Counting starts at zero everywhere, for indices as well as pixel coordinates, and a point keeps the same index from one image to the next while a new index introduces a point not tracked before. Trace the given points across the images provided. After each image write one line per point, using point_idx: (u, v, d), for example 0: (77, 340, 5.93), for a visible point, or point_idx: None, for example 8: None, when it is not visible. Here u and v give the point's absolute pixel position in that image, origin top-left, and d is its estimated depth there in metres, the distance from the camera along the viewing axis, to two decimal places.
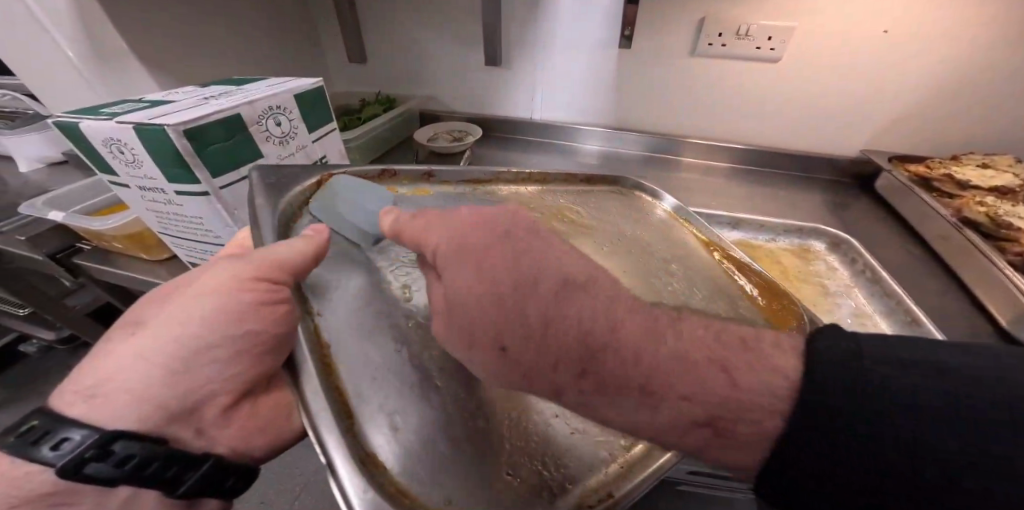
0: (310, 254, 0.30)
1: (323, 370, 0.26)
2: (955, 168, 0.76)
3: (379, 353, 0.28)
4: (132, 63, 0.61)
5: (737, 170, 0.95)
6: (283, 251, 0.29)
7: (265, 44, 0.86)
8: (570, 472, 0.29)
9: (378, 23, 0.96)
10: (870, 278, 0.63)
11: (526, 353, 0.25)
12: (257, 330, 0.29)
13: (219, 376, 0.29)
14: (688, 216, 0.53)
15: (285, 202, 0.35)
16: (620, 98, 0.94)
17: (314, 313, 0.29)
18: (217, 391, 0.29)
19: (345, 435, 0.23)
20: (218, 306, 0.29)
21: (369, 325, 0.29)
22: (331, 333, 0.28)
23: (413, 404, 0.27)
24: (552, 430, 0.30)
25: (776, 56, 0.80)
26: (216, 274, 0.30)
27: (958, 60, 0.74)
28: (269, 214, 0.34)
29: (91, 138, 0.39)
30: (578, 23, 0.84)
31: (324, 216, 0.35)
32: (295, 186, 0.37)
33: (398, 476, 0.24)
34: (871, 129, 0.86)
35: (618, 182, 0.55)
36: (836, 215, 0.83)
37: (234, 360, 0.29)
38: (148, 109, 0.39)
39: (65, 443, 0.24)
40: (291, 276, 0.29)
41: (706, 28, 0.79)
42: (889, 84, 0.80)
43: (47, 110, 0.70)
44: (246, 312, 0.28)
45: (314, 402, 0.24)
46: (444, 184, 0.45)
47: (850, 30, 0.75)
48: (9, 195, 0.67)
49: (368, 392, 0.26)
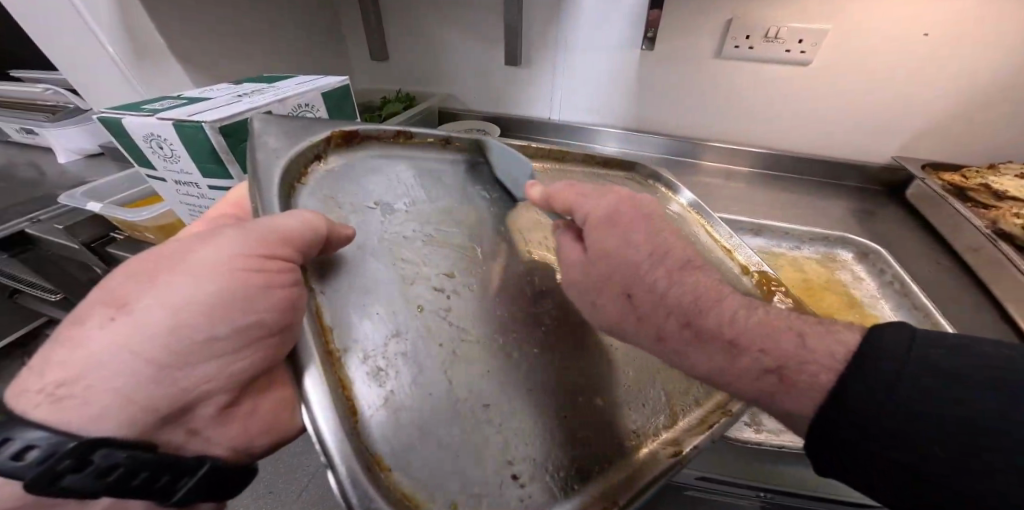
0: (326, 225, 0.28)
1: (327, 360, 0.25)
2: (993, 178, 0.73)
3: (385, 341, 0.27)
4: (168, 59, 0.63)
5: (757, 174, 0.94)
6: (296, 225, 0.27)
7: (290, 43, 0.88)
8: (574, 476, 0.29)
9: (402, 22, 0.97)
10: (898, 290, 0.61)
11: (648, 304, 0.29)
12: (261, 319, 0.28)
13: (219, 374, 0.29)
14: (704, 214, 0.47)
15: (291, 158, 0.32)
16: (641, 99, 0.93)
17: (314, 290, 0.28)
18: (217, 390, 0.29)
19: (349, 435, 0.22)
20: (221, 289, 0.27)
21: (375, 309, 0.28)
22: (335, 319, 0.27)
23: (416, 400, 0.26)
24: (561, 431, 0.29)
25: (806, 59, 0.78)
26: (214, 252, 0.28)
27: (1003, 65, 0.71)
28: (274, 174, 0.31)
29: (132, 134, 0.41)
30: (601, 24, 0.84)
31: (337, 184, 0.34)
32: (302, 142, 0.34)
33: (403, 480, 0.24)
34: (904, 136, 0.84)
35: (633, 167, 0.50)
36: (861, 224, 0.81)
37: (233, 355, 0.29)
38: (186, 107, 0.40)
39: (31, 452, 0.22)
40: (302, 254, 0.27)
41: (733, 30, 0.77)
42: (925, 89, 0.77)
43: (85, 104, 0.73)
44: (253, 297, 0.28)
45: (315, 402, 0.22)
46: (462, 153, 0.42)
47: (885, 33, 0.72)
48: (48, 186, 0.71)
49: (374, 387, 0.25)
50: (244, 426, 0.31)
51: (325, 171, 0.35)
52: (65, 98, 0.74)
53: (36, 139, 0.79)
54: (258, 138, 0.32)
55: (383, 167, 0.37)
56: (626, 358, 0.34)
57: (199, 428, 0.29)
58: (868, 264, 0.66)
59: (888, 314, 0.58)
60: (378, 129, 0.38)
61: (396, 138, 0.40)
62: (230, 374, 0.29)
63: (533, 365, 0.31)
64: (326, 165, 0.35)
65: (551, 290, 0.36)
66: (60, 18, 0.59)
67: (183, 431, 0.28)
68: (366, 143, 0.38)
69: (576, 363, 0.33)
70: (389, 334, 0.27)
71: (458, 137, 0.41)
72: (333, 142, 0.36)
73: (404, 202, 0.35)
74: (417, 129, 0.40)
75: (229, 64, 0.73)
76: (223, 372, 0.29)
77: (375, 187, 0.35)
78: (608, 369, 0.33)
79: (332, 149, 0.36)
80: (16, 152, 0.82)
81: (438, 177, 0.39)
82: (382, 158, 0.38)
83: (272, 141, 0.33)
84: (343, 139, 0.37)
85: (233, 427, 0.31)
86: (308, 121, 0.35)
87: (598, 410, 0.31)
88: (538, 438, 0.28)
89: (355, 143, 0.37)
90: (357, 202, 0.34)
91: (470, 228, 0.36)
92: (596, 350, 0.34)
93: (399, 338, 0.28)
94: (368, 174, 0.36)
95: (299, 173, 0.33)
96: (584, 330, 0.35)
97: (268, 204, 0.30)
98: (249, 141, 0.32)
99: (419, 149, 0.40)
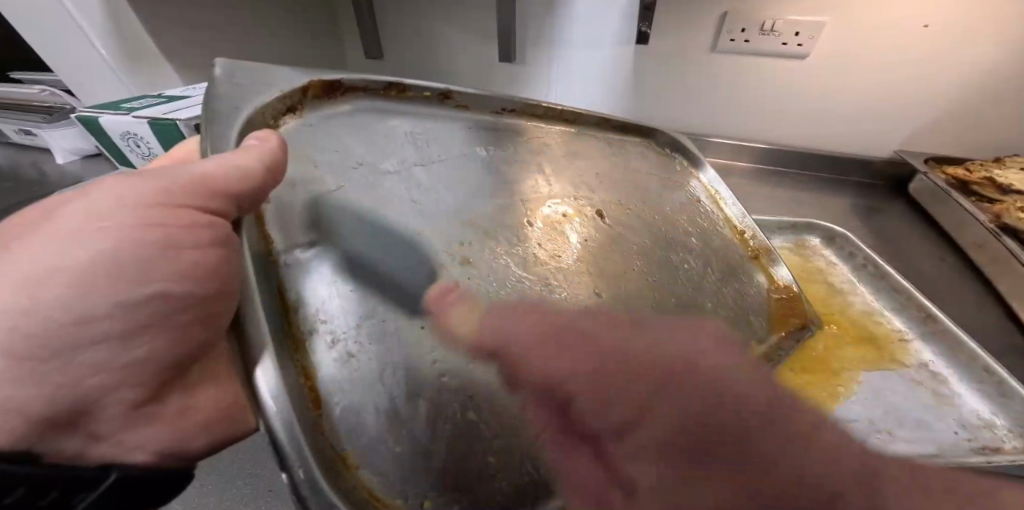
0: (266, 168, 0.25)
1: (289, 345, 0.22)
2: (997, 171, 0.70)
3: (356, 324, 0.26)
4: (156, 62, 0.63)
5: (760, 170, 0.92)
6: (214, 168, 0.24)
7: (285, 43, 0.88)
8: (554, 474, 0.28)
9: (396, 22, 0.97)
10: (873, 273, 0.62)
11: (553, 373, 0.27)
12: (167, 290, 0.24)
13: (107, 364, 0.23)
14: (720, 192, 0.53)
15: (258, 107, 0.29)
16: (638, 97, 0.92)
17: (277, 263, 0.25)
18: (114, 387, 0.24)
19: (309, 430, 0.21)
20: (113, 250, 0.23)
21: (349, 288, 0.26)
22: (300, 296, 0.25)
23: (387, 390, 0.25)
24: (544, 425, 0.28)
25: (803, 52, 0.76)
26: (110, 206, 0.24)
27: (1007, 58, 0.69)
28: (238, 118, 0.27)
29: (112, 132, 0.44)
30: (594, 20, 0.83)
31: (311, 137, 0.31)
32: (273, 89, 0.30)
33: (372, 479, 0.23)
34: (908, 128, 0.81)
35: (654, 134, 0.53)
36: (866, 220, 0.79)
37: (127, 340, 0.23)
38: (163, 105, 0.43)
39: None
40: (235, 203, 0.25)
41: (727, 24, 0.76)
42: (927, 81, 0.75)
43: (80, 105, 0.74)
44: (157, 259, 0.23)
45: (268, 393, 0.20)
46: (461, 109, 0.42)
47: (881, 27, 0.71)
48: (47, 186, 0.71)
49: (342, 374, 0.24)
50: (174, 424, 0.26)
51: (299, 124, 0.31)
52: (63, 98, 0.75)
53: (35, 139, 0.80)
54: (223, 83, 0.28)
55: (373, 126, 0.35)
56: None
57: (102, 433, 0.24)
58: (836, 246, 0.67)
59: (869, 302, 0.59)
60: (366, 80, 0.36)
61: (387, 90, 0.38)
62: (125, 363, 0.24)
63: None
64: (301, 118, 0.32)
65: (540, 249, 0.36)
66: (42, 13, 0.58)
67: (84, 434, 0.24)
68: (350, 95, 0.36)
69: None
70: (363, 316, 0.26)
71: (458, 93, 0.41)
72: (311, 91, 0.33)
73: (392, 163, 0.34)
74: (411, 81, 0.38)
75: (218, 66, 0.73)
76: (115, 361, 0.23)
77: (356, 147, 0.33)
78: None
79: (310, 100, 0.33)
80: (16, 153, 0.83)
81: (428, 139, 0.37)
82: (368, 116, 0.35)
83: (236, 86, 0.29)
84: (322, 90, 0.34)
85: (157, 428, 0.25)
86: (274, 66, 0.32)
87: None
88: (522, 432, 0.27)
89: (338, 94, 0.35)
90: (335, 162, 0.31)
91: (462, 199, 0.35)
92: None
93: (374, 319, 0.26)
94: (349, 132, 0.33)
95: (269, 121, 0.30)
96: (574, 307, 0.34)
97: (221, 147, 0.26)
98: (207, 90, 0.28)
99: (410, 105, 0.39)
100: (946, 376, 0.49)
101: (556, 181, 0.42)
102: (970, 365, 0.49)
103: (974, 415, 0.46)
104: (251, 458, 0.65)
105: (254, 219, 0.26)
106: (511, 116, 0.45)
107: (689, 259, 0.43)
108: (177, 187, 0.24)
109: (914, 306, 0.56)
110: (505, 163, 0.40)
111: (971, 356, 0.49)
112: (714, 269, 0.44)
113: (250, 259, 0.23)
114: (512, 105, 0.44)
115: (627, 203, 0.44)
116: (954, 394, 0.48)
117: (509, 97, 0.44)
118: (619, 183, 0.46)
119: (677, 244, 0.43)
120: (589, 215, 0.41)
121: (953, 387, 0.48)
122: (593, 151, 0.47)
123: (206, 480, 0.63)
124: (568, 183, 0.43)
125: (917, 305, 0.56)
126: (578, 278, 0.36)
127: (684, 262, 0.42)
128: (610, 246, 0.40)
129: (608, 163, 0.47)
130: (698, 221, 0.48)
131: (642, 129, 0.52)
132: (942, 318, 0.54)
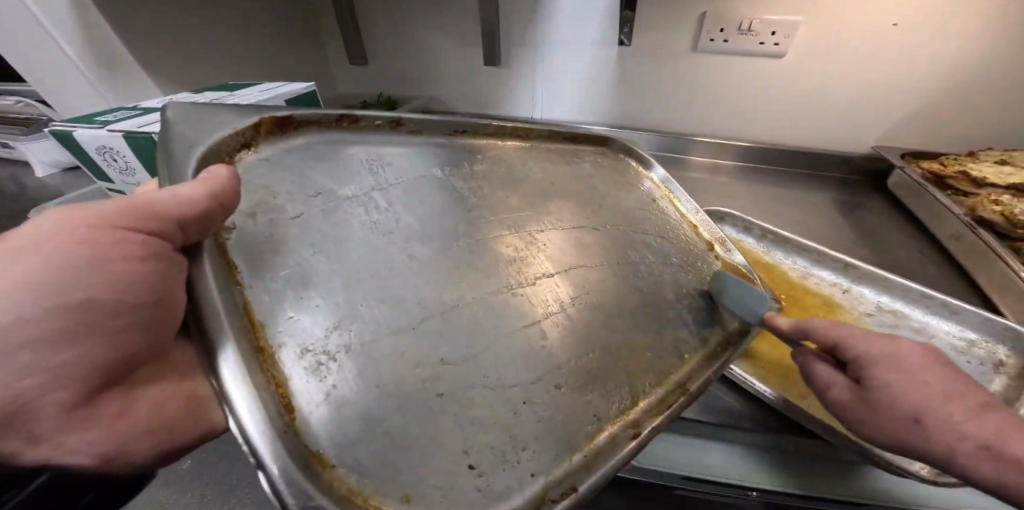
0: (210, 196, 0.24)
1: (258, 358, 0.22)
2: (971, 166, 0.72)
3: (326, 334, 0.25)
4: (142, 76, 0.64)
5: (744, 168, 0.93)
6: (162, 194, 0.23)
7: (265, 48, 0.87)
8: (536, 464, 0.28)
9: (380, 25, 0.96)
10: (774, 240, 0.67)
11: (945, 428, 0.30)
12: (89, 296, 0.22)
13: (43, 364, 0.22)
14: (671, 188, 0.55)
15: (211, 145, 0.28)
16: (623, 99, 0.93)
17: (242, 284, 0.24)
18: (48, 387, 0.22)
19: (283, 434, 0.20)
20: (51, 258, 0.22)
21: (315, 299, 0.26)
22: (266, 314, 0.24)
23: (359, 392, 0.24)
24: (519, 418, 0.29)
25: (781, 51, 0.77)
26: (60, 218, 0.23)
27: (976, 53, 0.71)
28: (194, 156, 0.26)
29: (88, 146, 0.44)
30: (576, 21, 0.83)
31: (264, 171, 0.30)
32: (224, 128, 0.29)
33: (349, 476, 0.22)
34: (885, 124, 0.83)
35: (606, 144, 0.56)
36: (847, 216, 0.81)
37: (53, 341, 0.22)
38: (138, 117, 0.44)
39: None
40: (180, 229, 0.23)
41: (706, 24, 0.77)
42: (900, 76, 0.76)
43: (55, 117, 0.72)
44: (92, 268, 0.22)
45: (238, 396, 0.19)
46: (414, 135, 0.41)
47: (856, 23, 0.72)
48: (27, 202, 0.70)
49: (313, 383, 0.23)
50: (116, 427, 0.23)
51: (258, 160, 0.31)
52: (39, 111, 0.73)
53: (13, 153, 0.78)
54: (174, 124, 0.27)
55: (329, 153, 0.34)
56: (591, 341, 0.35)
57: (41, 434, 0.22)
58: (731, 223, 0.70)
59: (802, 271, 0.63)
60: (318, 114, 0.35)
61: (339, 123, 0.36)
62: (59, 364, 0.22)
63: (491, 348, 0.30)
64: (258, 153, 0.31)
65: (506, 260, 0.36)
66: None
67: (20, 436, 0.22)
68: (303, 129, 0.34)
69: (535, 355, 0.32)
70: (331, 326, 0.25)
71: (409, 119, 0.40)
72: (263, 128, 0.32)
73: (352, 188, 0.33)
74: (362, 112, 0.37)
75: (194, 73, 0.72)
76: (44, 361, 0.22)
77: (320, 178, 0.32)
78: (564, 346, 0.33)
79: (263, 137, 0.32)
80: None
81: (397, 155, 0.38)
82: (325, 146, 0.35)
83: (190, 126, 0.28)
84: (275, 126, 0.32)
85: (96, 430, 0.22)
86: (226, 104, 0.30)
87: (558, 395, 0.31)
88: (496, 426, 0.28)
89: (291, 129, 0.33)
90: (295, 190, 0.30)
91: (427, 216, 0.35)
92: (553, 334, 0.33)
93: (342, 328, 0.26)
94: (310, 161, 0.33)
95: (222, 158, 0.29)
96: (540, 309, 0.34)
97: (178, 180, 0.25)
98: (159, 131, 0.26)
99: (366, 133, 0.38)
100: (905, 312, 0.56)
101: (518, 193, 0.42)
102: (909, 295, 0.56)
103: (956, 339, 0.52)
104: (249, 469, 0.65)
105: (213, 246, 0.25)
106: (464, 137, 0.44)
107: (651, 258, 0.44)
108: (121, 210, 0.24)
109: (832, 258, 0.62)
110: (473, 181, 0.41)
111: (904, 289, 0.56)
112: (674, 265, 0.46)
113: (215, 283, 0.22)
114: (464, 127, 0.44)
115: (587, 220, 0.44)
116: (925, 326, 0.54)
117: (459, 120, 0.43)
118: (577, 191, 0.47)
119: (636, 243, 0.45)
120: (544, 225, 0.41)
121: (917, 319, 0.55)
122: (552, 163, 0.49)
123: (206, 488, 0.63)
124: (525, 199, 0.42)
125: (833, 257, 0.62)
126: (543, 277, 0.37)
127: (646, 262, 0.43)
128: (572, 251, 0.40)
129: (556, 171, 0.48)
130: (655, 223, 0.49)
131: (591, 138, 0.55)
132: (858, 263, 0.60)
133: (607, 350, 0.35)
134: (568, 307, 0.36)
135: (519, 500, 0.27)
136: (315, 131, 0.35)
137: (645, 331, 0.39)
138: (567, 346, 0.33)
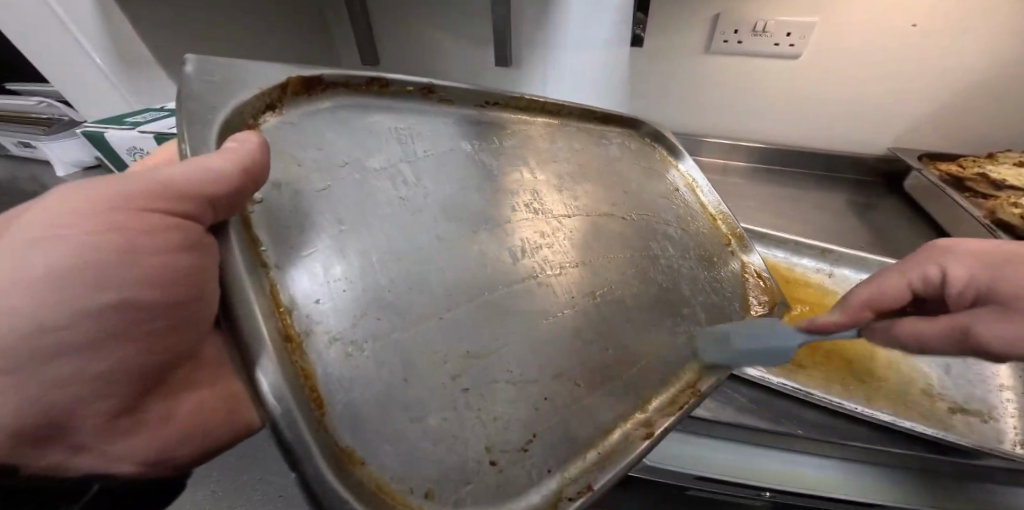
0: (240, 169, 0.23)
1: (287, 348, 0.22)
2: (990, 167, 0.71)
3: (353, 323, 0.25)
4: (162, 78, 0.65)
5: (756, 169, 0.92)
6: (186, 172, 0.22)
7: (278, 48, 0.88)
8: (552, 461, 0.29)
9: (391, 25, 0.97)
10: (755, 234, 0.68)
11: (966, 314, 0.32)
12: (122, 298, 0.22)
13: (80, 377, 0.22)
14: (694, 179, 0.56)
15: (234, 109, 0.27)
16: (634, 100, 0.93)
17: (268, 266, 0.24)
18: (87, 399, 0.22)
19: (313, 428, 0.20)
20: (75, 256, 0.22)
21: (343, 284, 0.26)
22: (293, 299, 0.24)
23: (385, 385, 0.24)
24: (538, 415, 0.29)
25: (797, 52, 0.77)
26: (78, 207, 0.23)
27: (998, 54, 0.70)
28: (216, 121, 0.26)
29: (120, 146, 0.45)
30: (589, 21, 0.83)
31: (289, 139, 0.30)
32: (250, 88, 0.29)
33: (375, 473, 0.23)
34: (902, 125, 0.82)
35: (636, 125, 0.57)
36: (860, 217, 0.80)
37: (90, 352, 0.22)
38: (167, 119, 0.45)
39: None
40: (210, 207, 0.23)
41: (721, 25, 0.76)
42: (919, 77, 0.75)
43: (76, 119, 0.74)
44: (115, 268, 0.22)
45: (270, 391, 0.19)
46: (445, 103, 0.42)
47: (873, 24, 0.71)
48: None
49: (340, 371, 0.23)
50: (154, 435, 0.25)
51: (280, 122, 0.31)
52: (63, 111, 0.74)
53: (35, 152, 0.80)
54: (195, 81, 0.27)
55: (358, 121, 0.34)
56: (610, 329, 0.35)
57: (84, 444, 0.23)
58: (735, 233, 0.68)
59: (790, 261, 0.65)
60: (346, 76, 0.35)
61: (369, 85, 0.37)
62: (95, 375, 0.22)
63: (514, 341, 0.30)
64: (281, 116, 0.31)
65: (531, 245, 0.36)
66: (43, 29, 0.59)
67: (64, 446, 0.23)
68: (331, 91, 0.35)
69: (555, 349, 0.32)
70: (357, 314, 0.25)
71: (442, 86, 0.40)
72: (290, 88, 0.32)
73: (380, 160, 0.33)
74: (393, 76, 0.37)
75: None
76: (85, 372, 0.22)
77: (343, 145, 0.32)
78: (578, 330, 0.34)
79: (289, 97, 0.32)
80: (17, 167, 0.83)
81: (424, 131, 0.38)
82: (350, 112, 0.34)
83: (209, 85, 0.27)
84: (301, 87, 0.33)
85: (138, 439, 0.24)
86: (250, 64, 0.30)
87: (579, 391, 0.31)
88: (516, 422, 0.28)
89: (318, 90, 0.34)
90: (322, 159, 0.30)
91: (454, 195, 0.35)
92: (574, 324, 0.34)
93: (367, 316, 0.26)
94: (336, 128, 0.32)
95: (246, 120, 0.29)
96: (564, 293, 0.35)
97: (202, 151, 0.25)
98: (179, 86, 0.26)
99: (395, 99, 0.38)
100: None
101: (543, 177, 0.42)
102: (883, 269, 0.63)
103: None
104: (264, 464, 0.65)
105: (240, 222, 0.24)
106: (494, 109, 0.45)
107: (670, 249, 0.44)
108: (143, 191, 0.23)
109: (807, 247, 0.66)
110: (497, 159, 0.40)
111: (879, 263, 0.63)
112: (691, 257, 0.45)
113: (243, 266, 0.22)
114: (495, 99, 0.45)
115: (612, 207, 0.44)
116: None
117: (492, 91, 0.44)
118: (595, 167, 0.47)
119: (654, 232, 0.44)
120: (572, 210, 0.41)
121: None
122: (578, 140, 0.49)
123: (219, 485, 0.63)
124: (551, 178, 0.43)
125: (808, 247, 0.66)
126: (567, 262, 0.37)
127: (665, 251, 0.44)
128: (594, 234, 0.40)
129: (579, 151, 0.48)
130: (678, 213, 0.49)
131: (622, 121, 0.56)
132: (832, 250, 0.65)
133: (625, 341, 0.36)
134: (589, 294, 0.36)
135: (536, 496, 0.28)
136: (338, 93, 0.35)
137: (662, 326, 0.39)
138: (586, 337, 0.34)
